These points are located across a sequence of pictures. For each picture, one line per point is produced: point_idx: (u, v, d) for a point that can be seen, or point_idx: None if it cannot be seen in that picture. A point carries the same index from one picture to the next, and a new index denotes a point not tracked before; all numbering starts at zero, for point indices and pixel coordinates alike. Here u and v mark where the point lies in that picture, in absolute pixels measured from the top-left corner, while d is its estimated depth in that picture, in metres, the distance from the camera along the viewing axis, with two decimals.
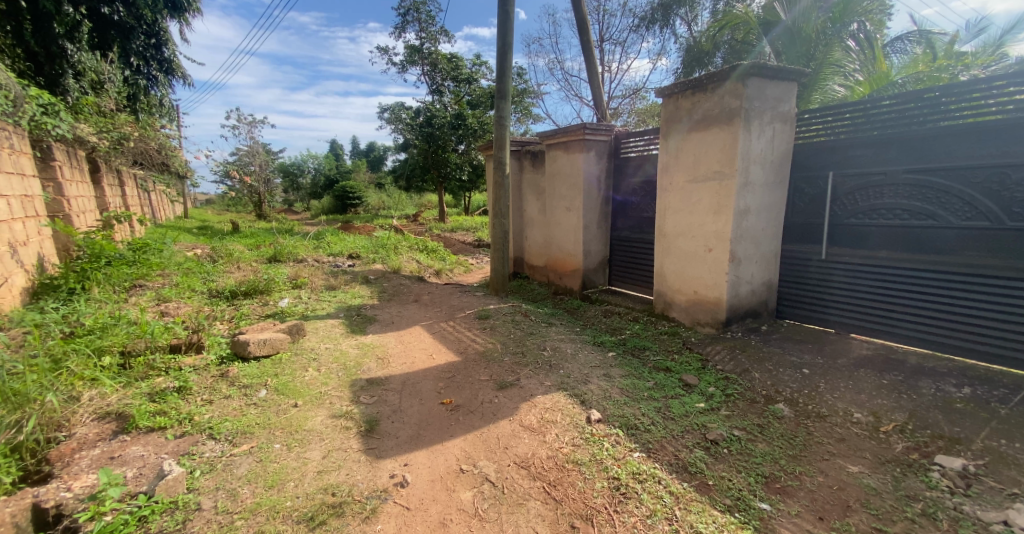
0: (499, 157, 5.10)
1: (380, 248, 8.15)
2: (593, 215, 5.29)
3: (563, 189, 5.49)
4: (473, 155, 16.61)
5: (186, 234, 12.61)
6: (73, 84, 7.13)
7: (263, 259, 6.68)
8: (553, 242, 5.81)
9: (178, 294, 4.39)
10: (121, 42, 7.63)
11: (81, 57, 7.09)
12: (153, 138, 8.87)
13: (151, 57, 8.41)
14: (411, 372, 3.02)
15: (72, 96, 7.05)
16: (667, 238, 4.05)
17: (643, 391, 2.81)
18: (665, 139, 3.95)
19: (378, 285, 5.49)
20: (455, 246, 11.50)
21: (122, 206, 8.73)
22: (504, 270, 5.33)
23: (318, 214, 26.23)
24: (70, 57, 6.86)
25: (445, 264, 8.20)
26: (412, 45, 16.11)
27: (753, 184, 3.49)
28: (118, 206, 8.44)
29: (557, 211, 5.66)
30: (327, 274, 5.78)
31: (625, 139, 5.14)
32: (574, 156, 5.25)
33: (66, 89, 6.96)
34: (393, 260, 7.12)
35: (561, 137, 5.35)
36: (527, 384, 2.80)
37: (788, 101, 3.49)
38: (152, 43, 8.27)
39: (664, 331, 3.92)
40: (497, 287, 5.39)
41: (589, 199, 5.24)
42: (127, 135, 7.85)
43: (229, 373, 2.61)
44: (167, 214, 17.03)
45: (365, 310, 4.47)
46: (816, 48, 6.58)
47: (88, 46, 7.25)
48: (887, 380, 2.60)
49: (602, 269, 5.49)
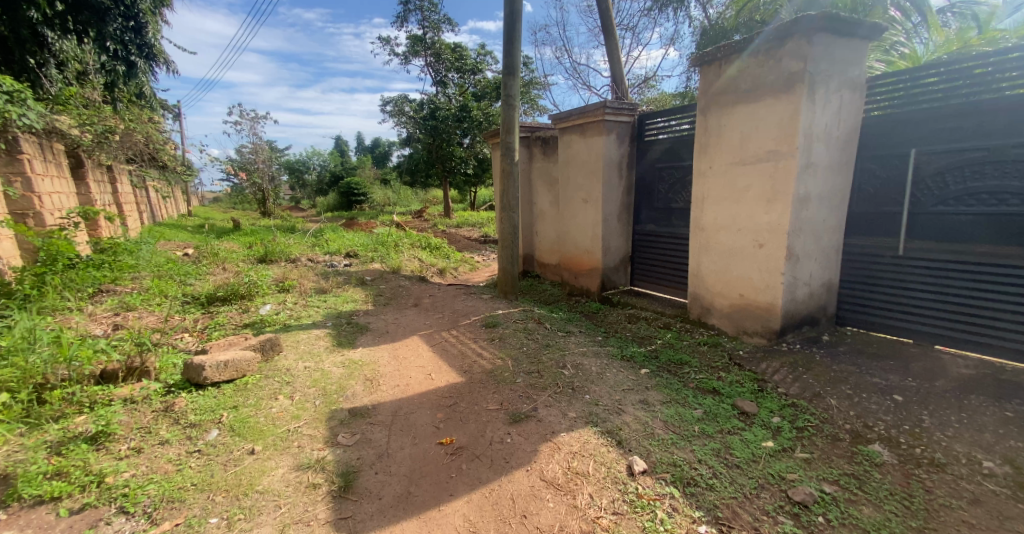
0: (507, 142, 4.49)
1: (380, 246, 7.61)
2: (613, 206, 4.73)
3: (579, 178, 4.93)
4: (478, 148, 16.07)
5: (183, 232, 12.12)
6: (56, 74, 6.82)
7: (252, 259, 6.15)
8: (569, 238, 5.24)
9: (145, 301, 3.84)
10: (96, 24, 7.15)
11: (62, 45, 6.72)
12: (140, 132, 8.39)
13: (129, 42, 7.86)
14: (404, 398, 2.48)
15: (53, 86, 6.69)
16: (706, 231, 3.52)
17: (692, 424, 2.26)
18: (704, 115, 3.43)
19: (374, 287, 4.95)
20: (461, 243, 10.94)
21: (109, 203, 8.27)
22: (513, 270, 4.72)
23: (323, 211, 25.84)
24: (51, 45, 6.58)
25: (450, 263, 7.68)
26: (414, 34, 15.56)
27: (815, 165, 2.94)
28: (105, 204, 7.98)
29: (572, 203, 5.10)
30: (318, 275, 5.21)
31: (650, 119, 4.56)
32: (592, 140, 4.67)
33: (48, 80, 6.63)
34: (393, 259, 6.57)
35: (578, 119, 4.78)
36: (547, 416, 2.25)
37: (857, 65, 2.94)
38: (131, 26, 7.75)
39: (702, 342, 3.39)
40: (506, 289, 4.79)
41: (609, 188, 4.67)
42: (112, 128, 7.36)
43: (174, 408, 2.09)
44: (166, 212, 16.67)
45: (357, 317, 3.92)
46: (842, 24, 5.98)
47: (66, 33, 6.85)
48: (1011, 412, 2.03)
49: (623, 268, 4.93)
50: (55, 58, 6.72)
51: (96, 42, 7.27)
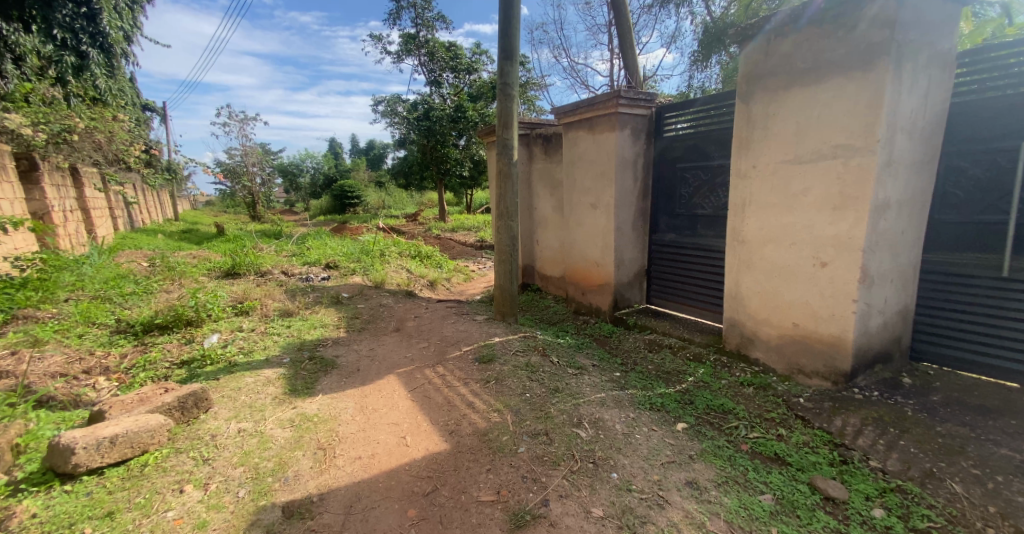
0: (504, 138, 3.83)
1: (364, 255, 6.92)
2: (627, 213, 4.10)
3: (588, 180, 4.28)
4: (474, 150, 15.44)
5: (160, 239, 11.40)
6: (13, 69, 6.34)
7: (217, 272, 5.46)
8: (575, 249, 4.58)
9: (64, 333, 3.14)
10: (43, 11, 6.49)
11: (18, 38, 6.25)
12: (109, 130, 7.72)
13: (81, 30, 6.95)
14: (361, 482, 1.83)
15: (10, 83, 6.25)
16: (747, 245, 2.88)
17: (766, 525, 1.63)
18: (744, 104, 2.79)
19: (350, 307, 4.27)
20: (454, 249, 10.29)
21: (71, 209, 7.54)
22: (512, 288, 4.05)
23: (315, 215, 25.16)
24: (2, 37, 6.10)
25: (441, 274, 7.02)
26: (407, 32, 14.93)
27: (897, 163, 2.31)
28: (66, 208, 7.26)
29: (578, 209, 4.45)
30: (288, 292, 4.53)
31: (670, 111, 3.92)
32: (603, 136, 4.04)
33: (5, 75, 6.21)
34: (377, 271, 5.89)
35: (586, 112, 4.15)
36: (560, 517, 1.61)
37: (947, 38, 2.33)
38: (85, 14, 6.89)
39: (745, 382, 2.75)
40: (502, 311, 4.08)
41: (622, 192, 4.04)
42: (72, 127, 6.60)
43: (9, 525, 1.45)
44: (148, 217, 15.92)
45: (323, 349, 3.24)
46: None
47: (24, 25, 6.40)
48: None
49: (638, 283, 4.29)
50: (9, 50, 6.24)
51: (44, 31, 6.57)
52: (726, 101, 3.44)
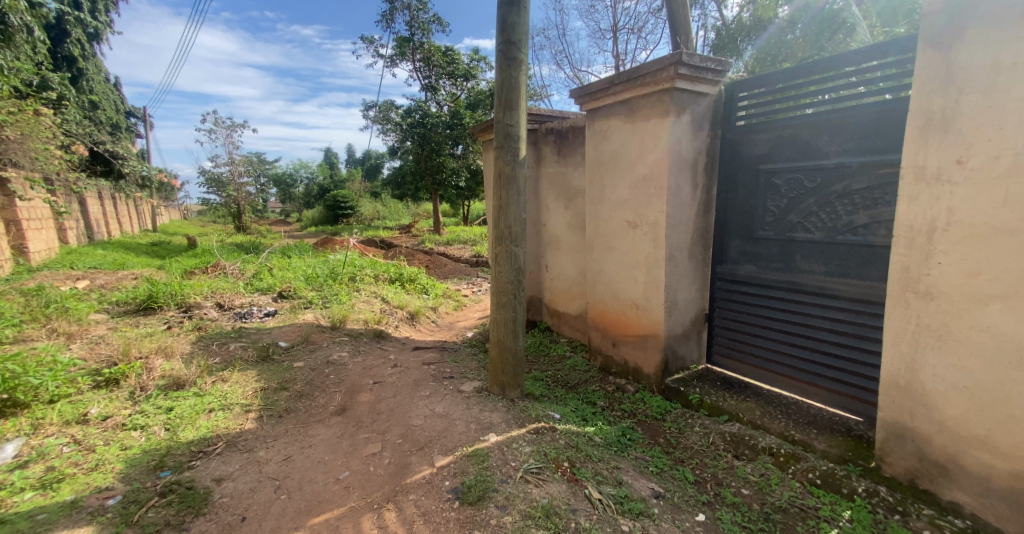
0: (507, 124, 2.54)
1: (329, 280, 5.62)
2: (683, 234, 2.84)
3: (625, 189, 3.03)
4: (471, 159, 14.32)
5: (116, 254, 10.14)
6: None
7: (133, 310, 4.25)
8: (603, 282, 3.31)
9: None
10: None
11: None
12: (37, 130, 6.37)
13: None
14: None
15: None
16: (942, 301, 1.64)
17: None
18: (936, 52, 1.61)
19: (280, 368, 2.98)
20: (446, 266, 9.00)
21: None
22: (519, 346, 2.64)
23: (306, 226, 24.01)
24: None
25: (427, 303, 5.74)
26: (401, 35, 13.80)
27: None
28: None
29: (610, 229, 3.19)
30: (198, 344, 3.24)
31: (747, 91, 2.71)
32: (651, 124, 2.79)
33: None
34: (340, 305, 4.60)
35: (623, 93, 2.91)
36: None
37: None
38: None
39: None
40: (500, 381, 2.66)
41: (678, 205, 2.79)
42: None
43: None
44: (119, 230, 14.73)
45: (191, 467, 1.99)
46: (823, 45, 5.17)
47: None
48: None
49: (695, 334, 3.01)
50: None
51: None
52: (811, 75, 2.39)
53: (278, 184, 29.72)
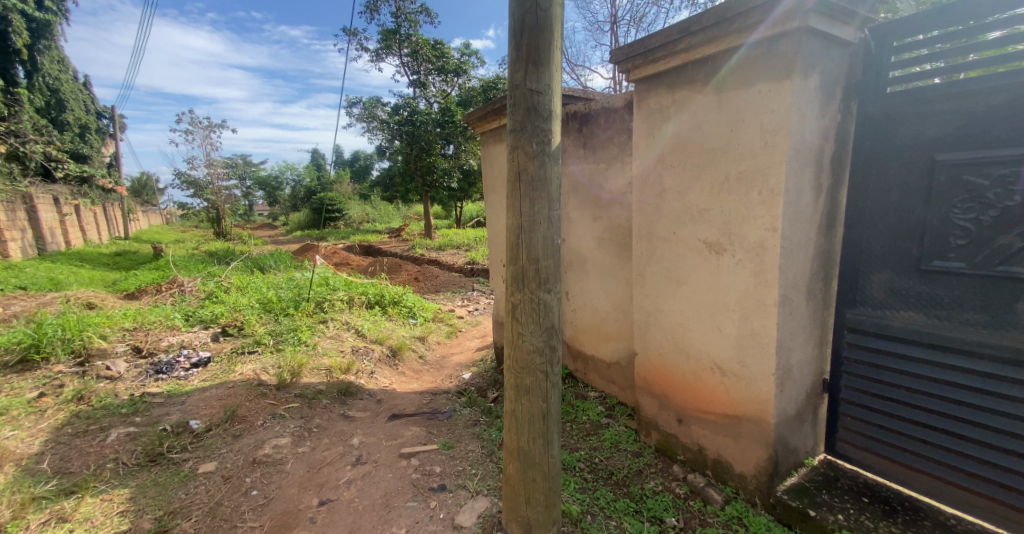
0: (530, 90, 1.50)
1: (290, 308, 4.56)
2: (802, 263, 1.81)
3: (703, 194, 2.00)
4: (464, 159, 13.25)
5: (66, 268, 9.01)
6: None
7: (12, 364, 3.19)
8: (663, 330, 2.27)
9: None
10: None
11: None
12: None
13: None
14: None
15: None
16: None
17: None
18: None
19: (168, 481, 1.98)
20: (438, 277, 7.92)
21: None
22: (553, 459, 1.60)
23: (292, 230, 22.84)
24: None
25: (414, 332, 4.68)
26: (386, 27, 12.69)
27: None
28: None
29: (674, 253, 2.15)
30: (52, 444, 2.22)
31: (900, 40, 1.70)
32: (757, 89, 1.75)
33: None
34: (297, 349, 3.54)
35: (703, 48, 1.88)
36: None
37: None
38: None
39: None
40: (524, 516, 1.62)
41: (798, 219, 1.76)
42: None
43: None
44: (82, 239, 13.57)
45: None
46: None
47: None
48: None
49: (811, 413, 1.98)
50: None
51: None
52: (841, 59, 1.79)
53: (262, 187, 28.44)
